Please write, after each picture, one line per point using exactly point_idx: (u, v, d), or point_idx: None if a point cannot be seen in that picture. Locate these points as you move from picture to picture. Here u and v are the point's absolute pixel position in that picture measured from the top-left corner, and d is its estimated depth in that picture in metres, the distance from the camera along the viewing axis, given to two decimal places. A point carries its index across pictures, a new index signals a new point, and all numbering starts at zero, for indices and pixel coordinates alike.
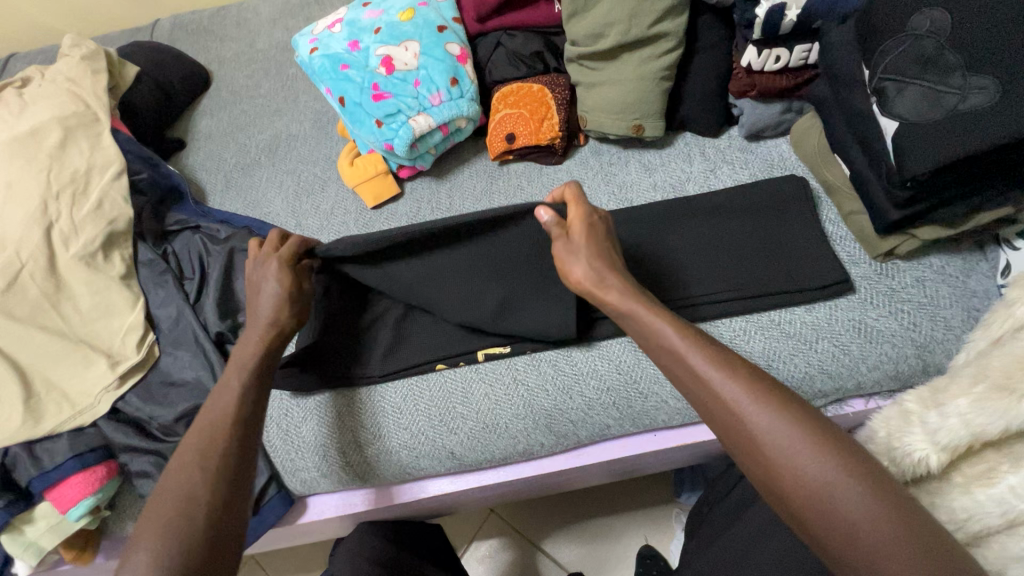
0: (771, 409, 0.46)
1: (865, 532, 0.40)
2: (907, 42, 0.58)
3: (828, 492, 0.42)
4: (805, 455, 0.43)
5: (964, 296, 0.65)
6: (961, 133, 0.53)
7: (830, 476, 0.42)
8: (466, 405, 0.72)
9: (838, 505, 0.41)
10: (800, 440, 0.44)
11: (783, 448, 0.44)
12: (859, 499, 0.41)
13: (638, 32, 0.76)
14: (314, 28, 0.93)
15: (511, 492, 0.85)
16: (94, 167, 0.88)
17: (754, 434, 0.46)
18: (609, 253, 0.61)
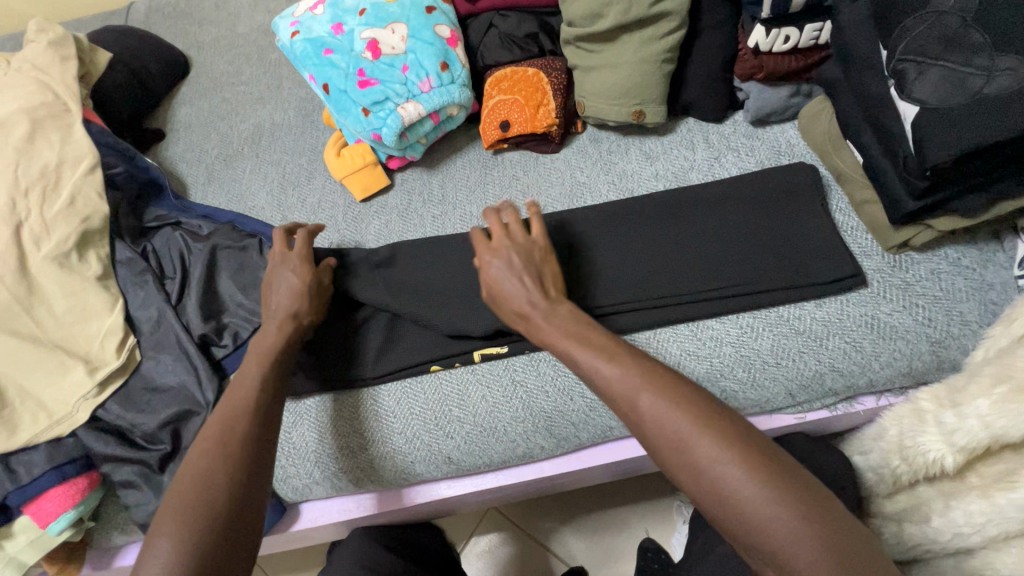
0: (670, 399, 0.46)
1: (752, 515, 0.41)
2: (929, 21, 0.54)
3: (711, 470, 0.43)
4: (703, 445, 0.44)
5: (981, 288, 0.62)
6: (987, 119, 0.49)
7: (714, 456, 0.43)
8: (460, 409, 0.69)
9: (737, 493, 0.42)
10: (698, 428, 0.44)
11: (671, 430, 0.45)
12: (742, 479, 0.42)
13: (639, 12, 0.72)
14: (295, 10, 0.88)
15: (510, 494, 0.83)
16: (65, 161, 0.83)
17: (657, 428, 0.46)
18: (518, 281, 0.59)
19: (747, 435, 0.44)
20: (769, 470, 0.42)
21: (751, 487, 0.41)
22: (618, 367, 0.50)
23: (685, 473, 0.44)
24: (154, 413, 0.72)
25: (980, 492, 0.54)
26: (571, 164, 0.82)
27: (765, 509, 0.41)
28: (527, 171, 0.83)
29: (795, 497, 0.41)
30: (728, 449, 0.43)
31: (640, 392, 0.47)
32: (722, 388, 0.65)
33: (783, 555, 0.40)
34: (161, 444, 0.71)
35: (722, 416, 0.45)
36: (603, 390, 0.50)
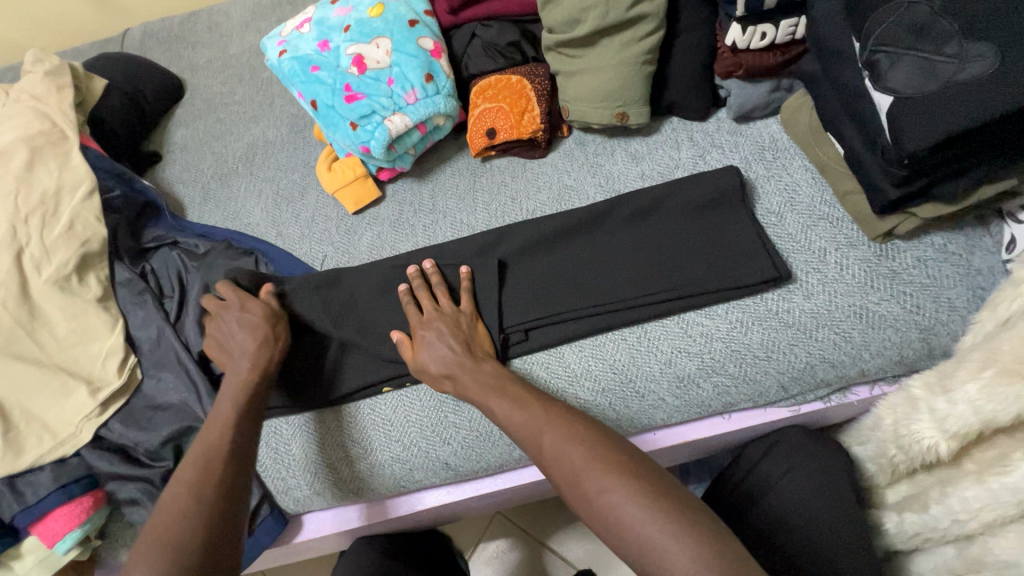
0: (564, 435, 0.53)
1: (637, 534, 0.46)
2: (898, 12, 0.54)
3: (602, 497, 0.48)
4: (593, 474, 0.50)
5: (969, 274, 0.62)
6: (960, 106, 0.49)
7: (602, 484, 0.49)
8: (456, 414, 0.70)
9: (623, 515, 0.47)
10: (587, 458, 0.51)
11: (567, 466, 0.51)
12: (628, 501, 0.47)
13: (616, 16, 0.73)
14: (282, 29, 0.90)
15: (513, 495, 0.83)
16: (64, 187, 0.85)
17: (557, 463, 0.52)
18: (449, 346, 0.65)
19: (634, 464, 0.50)
20: (652, 491, 0.48)
21: (635, 508, 0.47)
22: (525, 415, 0.57)
23: (582, 504, 0.50)
24: (156, 430, 0.74)
25: (975, 478, 0.54)
26: (558, 168, 0.83)
27: (646, 529, 0.46)
28: (515, 176, 0.84)
29: (675, 513, 0.46)
30: (614, 475, 0.49)
31: (543, 432, 0.55)
32: (714, 384, 0.65)
33: (664, 570, 0.44)
34: (164, 461, 0.72)
35: (613, 447, 0.52)
36: (516, 435, 0.57)
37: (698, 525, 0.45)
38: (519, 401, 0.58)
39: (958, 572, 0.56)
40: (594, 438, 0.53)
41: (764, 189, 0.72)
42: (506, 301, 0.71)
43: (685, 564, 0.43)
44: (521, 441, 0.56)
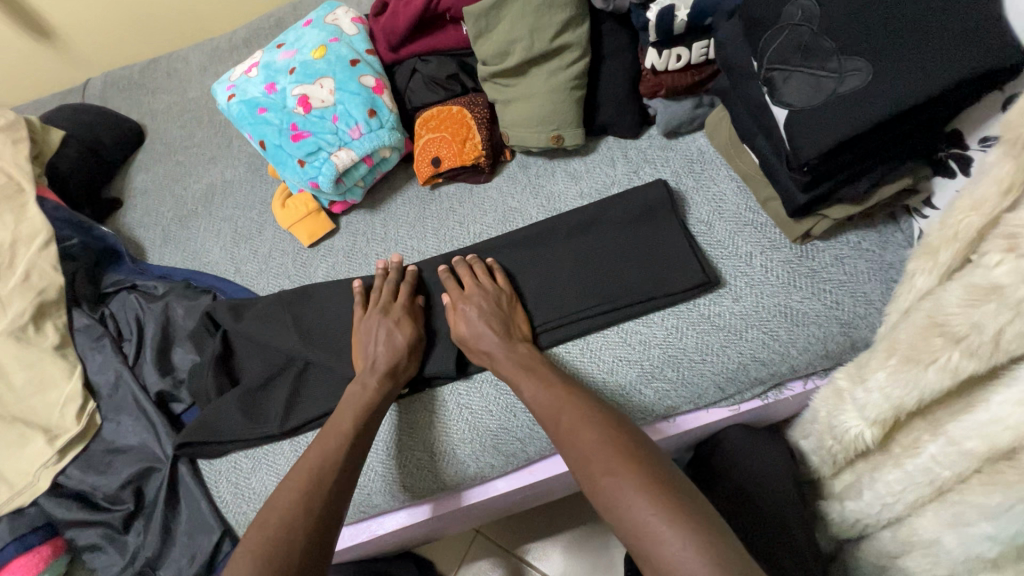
0: (581, 418, 0.56)
1: (631, 516, 0.47)
2: (785, 33, 0.59)
3: (603, 480, 0.50)
4: (602, 454, 0.52)
5: (882, 269, 0.66)
6: (841, 116, 0.54)
7: (605, 466, 0.51)
8: (416, 433, 0.72)
9: (620, 496, 0.48)
10: (597, 441, 0.53)
11: (579, 448, 0.54)
12: (624, 484, 0.49)
13: (542, 46, 0.77)
14: (231, 75, 0.93)
15: (479, 513, 0.84)
16: (20, 239, 0.87)
17: (570, 444, 0.55)
18: (492, 322, 0.69)
19: (637, 454, 0.51)
20: (649, 477, 0.49)
21: (631, 490, 0.48)
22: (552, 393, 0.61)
23: (587, 483, 0.52)
24: (115, 474, 0.74)
25: (895, 461, 0.56)
26: (503, 192, 0.86)
27: (641, 512, 0.46)
28: (463, 202, 0.87)
29: (668, 501, 0.46)
30: (618, 458, 0.51)
31: (561, 411, 0.58)
32: (655, 389, 0.68)
33: (657, 550, 0.44)
34: (124, 504, 0.73)
35: (624, 434, 0.54)
36: (539, 415, 0.61)
37: (695, 514, 0.46)
38: (543, 381, 0.63)
39: (895, 555, 0.58)
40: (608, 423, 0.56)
41: (693, 200, 0.76)
42: None
43: (677, 547, 0.43)
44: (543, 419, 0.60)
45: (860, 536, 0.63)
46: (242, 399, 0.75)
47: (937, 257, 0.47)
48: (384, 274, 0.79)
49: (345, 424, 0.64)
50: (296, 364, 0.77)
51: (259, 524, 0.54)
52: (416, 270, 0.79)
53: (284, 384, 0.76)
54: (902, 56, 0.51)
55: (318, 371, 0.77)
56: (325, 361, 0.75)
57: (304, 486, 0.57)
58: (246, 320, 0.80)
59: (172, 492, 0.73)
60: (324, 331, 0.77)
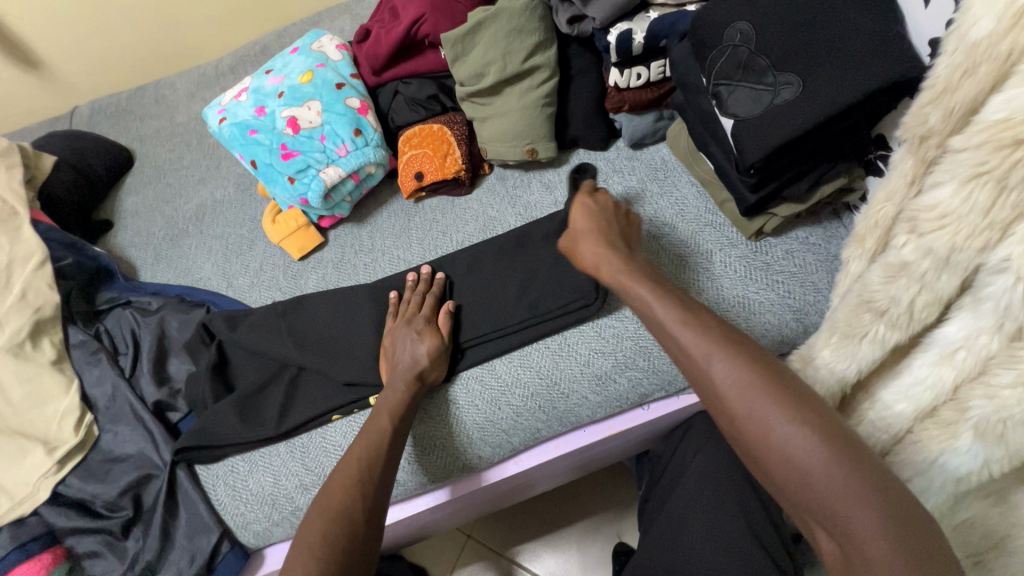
0: (733, 363, 0.48)
1: (818, 481, 0.42)
2: (727, 52, 0.66)
3: (782, 440, 0.43)
4: (767, 410, 0.45)
5: (827, 260, 0.73)
6: (778, 123, 0.61)
7: (780, 423, 0.44)
8: (419, 426, 0.75)
9: (800, 457, 0.42)
10: (762, 393, 0.46)
11: (741, 397, 0.46)
12: (805, 447, 0.43)
13: (515, 67, 0.84)
14: (222, 99, 0.98)
15: (468, 506, 0.88)
16: (15, 260, 0.90)
17: (723, 391, 0.47)
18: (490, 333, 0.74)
19: (806, 403, 0.44)
20: (830, 436, 0.43)
21: (814, 452, 0.42)
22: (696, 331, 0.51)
23: (752, 440, 0.45)
24: (114, 482, 0.77)
25: None
26: (483, 203, 0.92)
27: (830, 478, 0.41)
28: (445, 213, 0.93)
29: (859, 462, 0.42)
30: (791, 413, 0.44)
31: (708, 353, 0.49)
32: (628, 378, 0.73)
33: (839, 516, 0.41)
34: (123, 510, 0.75)
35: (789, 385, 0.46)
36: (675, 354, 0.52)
37: (887, 482, 0.41)
38: (686, 308, 0.55)
39: None
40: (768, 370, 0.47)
41: (658, 205, 0.83)
42: (462, 321, 0.80)
43: (869, 520, 0.40)
44: (684, 359, 0.51)
45: None
46: (237, 405, 0.78)
47: (864, 243, 0.54)
48: (414, 284, 0.82)
49: (385, 420, 0.68)
50: (290, 370, 0.81)
51: (317, 511, 0.59)
52: (444, 278, 0.82)
53: (278, 389, 0.80)
54: (826, 71, 0.58)
55: (311, 376, 0.81)
56: (317, 367, 0.79)
57: (355, 477, 0.62)
58: (242, 329, 0.84)
59: (171, 497, 0.76)
60: (317, 337, 0.81)
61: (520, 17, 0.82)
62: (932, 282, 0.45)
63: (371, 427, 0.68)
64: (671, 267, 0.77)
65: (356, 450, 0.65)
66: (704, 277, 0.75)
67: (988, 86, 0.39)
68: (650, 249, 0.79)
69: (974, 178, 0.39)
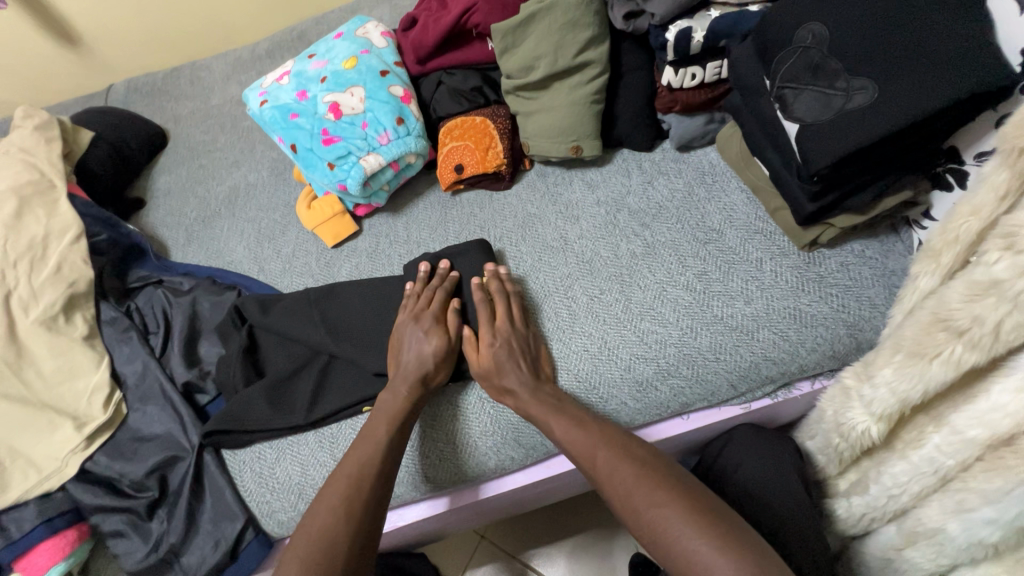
0: (615, 453, 0.59)
1: (684, 548, 0.50)
2: (797, 54, 0.63)
3: (653, 521, 0.53)
4: (640, 494, 0.55)
5: (884, 275, 0.71)
6: (851, 129, 0.58)
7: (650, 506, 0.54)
8: (428, 429, 0.74)
9: (666, 526, 0.52)
10: (638, 479, 0.56)
11: (618, 485, 0.57)
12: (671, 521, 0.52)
13: (565, 62, 0.82)
14: (263, 82, 0.97)
15: (490, 509, 0.86)
16: (52, 233, 0.89)
17: (609, 480, 0.58)
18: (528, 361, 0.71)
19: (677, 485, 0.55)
20: (695, 512, 0.52)
21: (678, 524, 0.51)
22: (582, 432, 0.63)
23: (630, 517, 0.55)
24: (142, 461, 0.76)
25: (900, 454, 0.59)
26: (522, 199, 0.90)
27: (692, 542, 0.50)
28: (483, 207, 0.91)
29: (720, 530, 0.50)
30: (658, 492, 0.54)
31: (596, 448, 0.61)
32: (670, 386, 0.71)
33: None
34: (149, 491, 0.74)
35: (658, 470, 0.57)
36: (572, 453, 0.63)
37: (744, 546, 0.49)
38: (574, 419, 0.65)
39: (900, 547, 0.61)
40: (644, 460, 0.58)
41: (706, 209, 0.81)
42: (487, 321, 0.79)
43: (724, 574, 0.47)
44: (576, 456, 0.62)
45: (867, 531, 0.67)
46: (267, 391, 0.77)
47: (940, 259, 0.51)
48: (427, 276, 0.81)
49: None
50: (320, 358, 0.80)
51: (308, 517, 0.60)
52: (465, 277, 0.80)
53: (309, 377, 0.79)
54: (905, 77, 0.55)
55: (342, 366, 0.80)
56: (350, 356, 0.78)
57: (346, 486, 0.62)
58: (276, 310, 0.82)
59: (198, 481, 0.75)
60: (351, 328, 0.80)
61: (575, 10, 0.80)
62: None
63: (369, 432, 0.67)
64: (716, 275, 0.75)
65: (344, 468, 0.64)
66: (752, 286, 0.73)
67: None
68: (686, 260, 0.77)
69: None
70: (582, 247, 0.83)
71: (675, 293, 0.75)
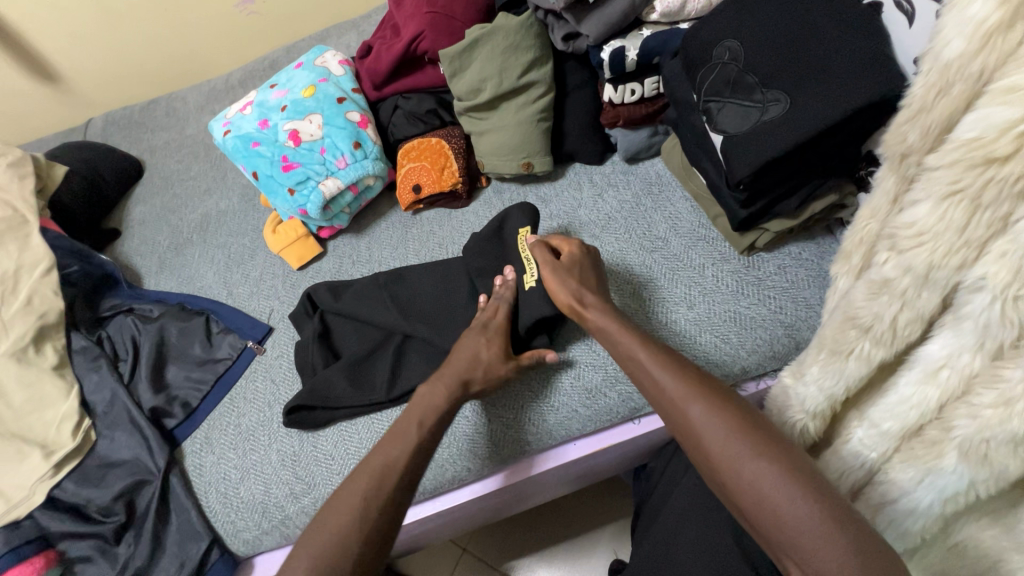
0: (711, 402, 0.53)
1: (790, 518, 0.44)
2: (717, 69, 0.67)
3: (757, 485, 0.47)
4: (745, 454, 0.48)
5: (819, 276, 0.73)
6: (766, 139, 0.61)
7: (756, 469, 0.47)
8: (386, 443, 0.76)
9: (769, 490, 0.46)
10: (738, 435, 0.50)
11: (717, 440, 0.50)
12: (781, 490, 0.46)
13: (511, 83, 0.85)
14: (227, 112, 1.01)
15: (471, 513, 0.87)
16: (24, 267, 0.92)
17: (705, 429, 0.52)
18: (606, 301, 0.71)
19: (787, 449, 0.49)
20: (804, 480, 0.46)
21: (781, 490, 0.46)
22: (670, 375, 0.57)
23: (724, 473, 0.49)
24: (109, 486, 0.78)
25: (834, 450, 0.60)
26: (479, 215, 0.93)
27: (800, 511, 0.44)
28: (442, 225, 0.94)
29: (829, 504, 0.44)
30: (762, 455, 0.48)
31: (688, 390, 0.55)
32: (619, 392, 0.74)
33: (806, 549, 0.43)
34: (116, 515, 0.76)
35: (762, 432, 0.50)
36: (656, 396, 0.58)
37: (857, 524, 0.43)
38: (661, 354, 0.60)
39: None
40: (743, 416, 0.52)
41: (652, 219, 0.84)
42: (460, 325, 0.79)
43: (836, 551, 0.42)
44: (660, 398, 0.57)
45: None
46: (349, 371, 0.79)
47: (850, 260, 0.54)
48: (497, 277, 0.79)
49: None
50: (395, 338, 0.82)
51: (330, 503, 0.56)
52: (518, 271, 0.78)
53: (383, 357, 0.80)
54: (812, 89, 0.58)
55: (416, 344, 0.81)
56: (425, 336, 0.80)
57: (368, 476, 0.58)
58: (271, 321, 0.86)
59: (164, 503, 0.77)
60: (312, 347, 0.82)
61: (517, 34, 0.84)
62: (913, 300, 0.45)
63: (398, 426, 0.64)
64: (662, 282, 0.78)
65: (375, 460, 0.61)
66: (694, 292, 0.76)
67: (963, 106, 0.38)
68: (633, 268, 0.80)
69: (950, 196, 0.39)
70: None
71: (623, 301, 0.78)
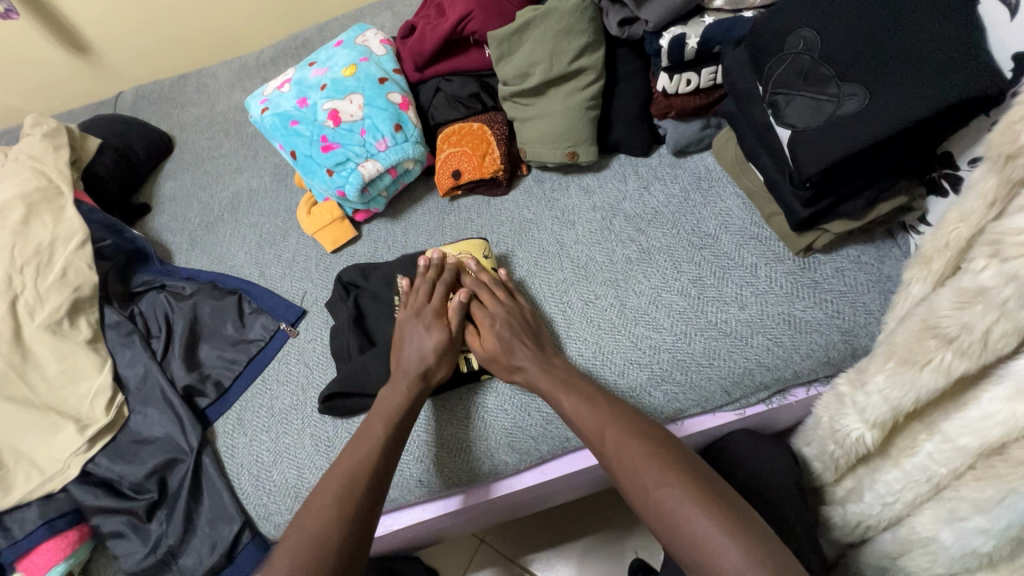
0: (624, 432, 0.59)
1: (696, 532, 0.50)
2: (789, 59, 0.64)
3: (665, 503, 0.53)
4: (651, 476, 0.55)
5: (879, 280, 0.70)
6: (841, 134, 0.58)
7: (662, 489, 0.53)
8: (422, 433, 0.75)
9: (675, 507, 0.52)
10: (648, 457, 0.56)
11: (629, 466, 0.57)
12: (686, 506, 0.51)
13: (560, 68, 0.82)
14: (265, 89, 0.99)
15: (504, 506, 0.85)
16: (58, 239, 0.91)
17: (619, 458, 0.58)
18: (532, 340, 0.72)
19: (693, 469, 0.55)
20: (706, 496, 0.52)
21: (687, 505, 0.51)
22: (589, 408, 0.63)
23: (638, 494, 0.55)
24: (142, 463, 0.77)
25: (893, 462, 0.58)
26: (519, 205, 0.91)
27: (703, 526, 0.49)
28: (480, 213, 0.92)
29: (731, 516, 0.50)
30: (669, 474, 0.54)
31: (605, 424, 0.61)
32: (664, 392, 0.71)
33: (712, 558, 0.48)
34: (148, 492, 0.75)
35: (670, 454, 0.56)
36: (581, 430, 0.63)
37: (753, 530, 0.49)
38: (585, 397, 0.65)
39: (895, 556, 0.60)
40: (653, 441, 0.58)
41: (701, 214, 0.81)
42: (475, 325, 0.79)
43: (733, 557, 0.47)
44: (584, 431, 0.63)
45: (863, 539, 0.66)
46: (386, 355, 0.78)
47: (930, 266, 0.51)
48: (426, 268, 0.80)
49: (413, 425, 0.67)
50: None
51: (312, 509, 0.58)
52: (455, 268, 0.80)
53: None
54: (896, 83, 0.55)
55: None
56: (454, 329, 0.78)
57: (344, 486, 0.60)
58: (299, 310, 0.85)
59: (196, 482, 0.76)
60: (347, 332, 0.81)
61: (570, 17, 0.81)
62: (1013, 311, 0.42)
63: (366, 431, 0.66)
64: (712, 281, 0.75)
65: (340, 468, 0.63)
66: (747, 292, 0.73)
67: None
68: (681, 265, 0.77)
69: None
70: (576, 252, 0.83)
71: (670, 298, 0.75)
